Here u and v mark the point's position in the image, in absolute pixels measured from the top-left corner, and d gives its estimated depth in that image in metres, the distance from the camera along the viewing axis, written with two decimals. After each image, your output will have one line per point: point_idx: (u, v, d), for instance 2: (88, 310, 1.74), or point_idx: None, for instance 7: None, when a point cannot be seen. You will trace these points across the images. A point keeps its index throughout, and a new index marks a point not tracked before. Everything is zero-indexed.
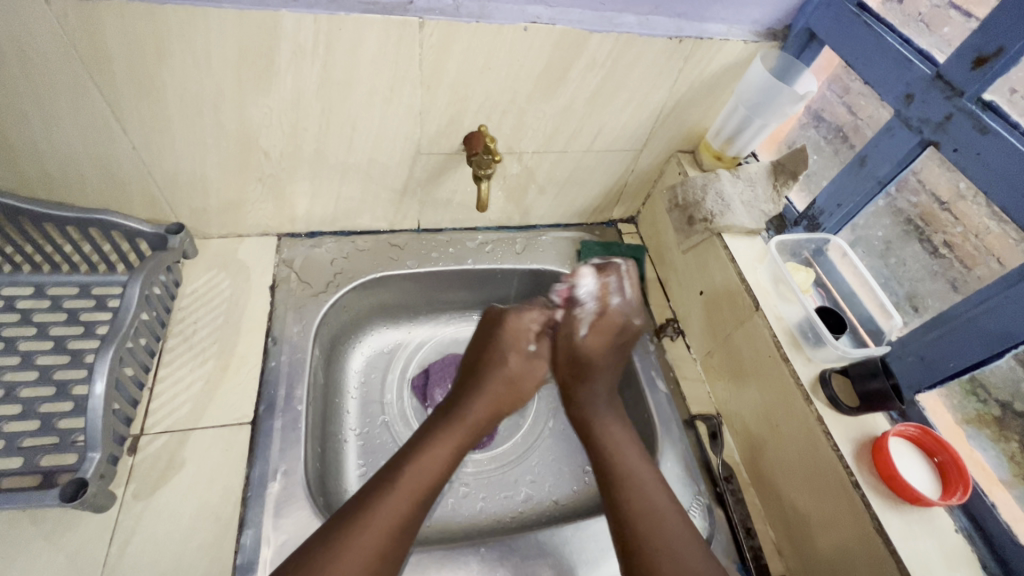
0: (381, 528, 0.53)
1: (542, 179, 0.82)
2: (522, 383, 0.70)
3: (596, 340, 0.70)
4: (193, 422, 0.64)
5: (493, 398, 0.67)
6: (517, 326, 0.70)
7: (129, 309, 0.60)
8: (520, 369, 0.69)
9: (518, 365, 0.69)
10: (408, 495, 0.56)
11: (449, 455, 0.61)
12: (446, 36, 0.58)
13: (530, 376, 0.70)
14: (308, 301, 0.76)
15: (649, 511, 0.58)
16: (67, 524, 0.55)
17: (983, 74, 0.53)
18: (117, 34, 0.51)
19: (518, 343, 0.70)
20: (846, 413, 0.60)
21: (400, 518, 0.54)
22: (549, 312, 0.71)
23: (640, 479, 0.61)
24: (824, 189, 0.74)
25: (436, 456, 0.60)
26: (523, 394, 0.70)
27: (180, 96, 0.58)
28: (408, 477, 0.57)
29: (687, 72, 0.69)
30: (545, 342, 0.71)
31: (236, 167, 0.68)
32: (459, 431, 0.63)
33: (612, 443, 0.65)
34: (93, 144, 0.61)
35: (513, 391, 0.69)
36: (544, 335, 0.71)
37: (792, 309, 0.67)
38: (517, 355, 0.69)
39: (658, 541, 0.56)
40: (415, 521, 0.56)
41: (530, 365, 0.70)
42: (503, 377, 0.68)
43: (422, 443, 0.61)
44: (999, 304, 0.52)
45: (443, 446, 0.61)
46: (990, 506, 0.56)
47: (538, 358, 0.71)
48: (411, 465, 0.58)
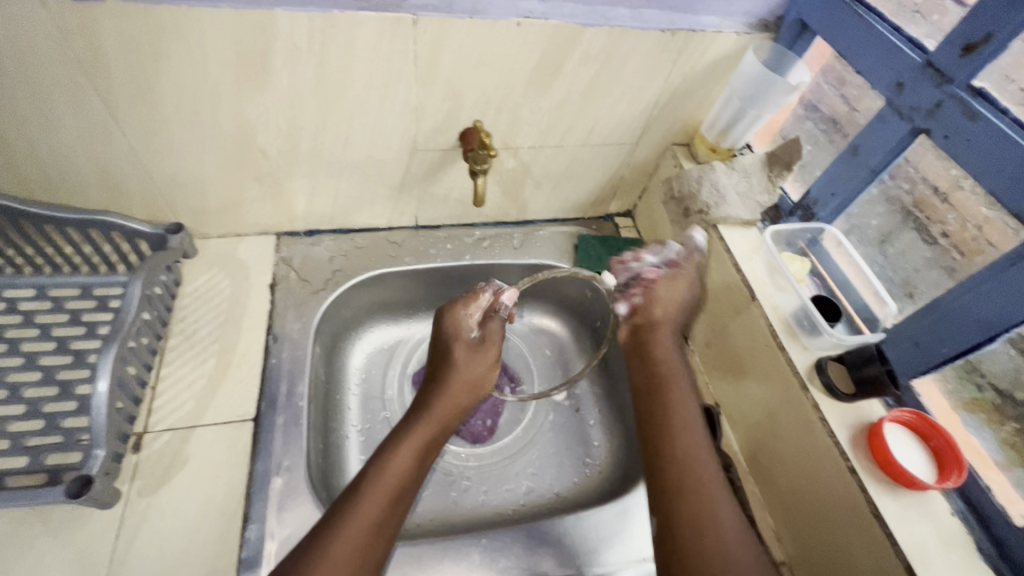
0: (357, 535, 0.52)
1: (538, 174, 0.83)
2: (473, 374, 0.71)
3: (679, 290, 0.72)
4: (196, 420, 0.64)
5: (448, 398, 0.68)
6: (455, 317, 0.73)
7: (130, 308, 0.61)
8: (466, 360, 0.71)
9: (464, 354, 0.71)
10: (378, 501, 0.55)
11: (411, 461, 0.61)
12: (440, 33, 0.59)
13: (483, 366, 0.72)
14: (308, 299, 0.77)
15: (696, 485, 0.57)
16: (73, 521, 0.56)
17: (972, 60, 0.53)
18: (114, 35, 0.51)
19: (461, 334, 0.73)
20: (843, 400, 0.61)
21: (373, 526, 0.54)
22: (492, 298, 0.74)
23: (692, 452, 0.60)
24: (818, 179, 0.74)
25: (401, 461, 0.60)
26: (483, 387, 0.73)
27: (177, 96, 0.58)
28: (384, 484, 0.57)
29: (681, 65, 0.70)
30: (493, 328, 0.75)
31: (232, 165, 0.68)
32: (423, 429, 0.64)
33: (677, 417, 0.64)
34: (91, 145, 0.61)
35: (473, 382, 0.71)
36: (488, 321, 0.75)
37: (787, 298, 0.68)
38: (462, 347, 0.72)
39: (699, 506, 0.56)
40: (392, 526, 0.56)
41: (476, 354, 0.72)
42: (456, 369, 0.70)
43: (385, 449, 0.61)
44: (992, 288, 0.53)
45: (406, 450, 0.61)
46: (985, 489, 0.57)
47: (487, 344, 0.74)
48: (382, 471, 0.58)
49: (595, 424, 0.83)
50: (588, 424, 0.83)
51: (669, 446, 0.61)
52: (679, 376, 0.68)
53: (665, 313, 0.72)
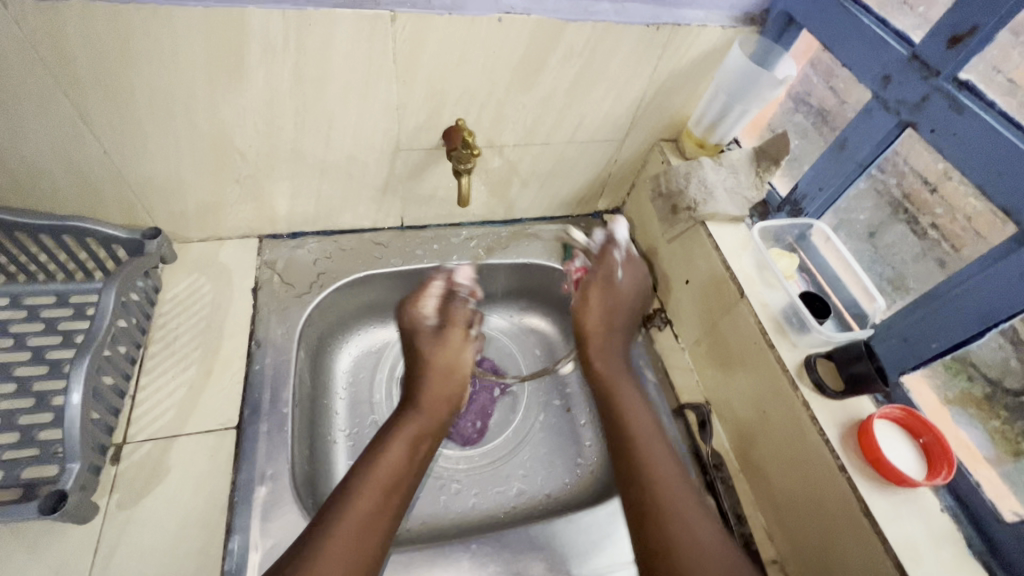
0: (354, 531, 0.52)
1: (525, 172, 0.81)
2: (444, 360, 0.72)
3: (592, 299, 0.75)
4: (177, 429, 0.63)
5: (432, 384, 0.69)
6: (414, 312, 0.74)
7: (106, 316, 0.59)
8: (435, 349, 0.72)
9: (428, 342, 0.72)
10: (373, 495, 0.55)
11: (406, 454, 0.61)
12: (419, 30, 0.58)
13: (452, 349, 0.73)
14: (291, 302, 0.75)
15: (660, 479, 0.59)
16: (50, 537, 0.55)
17: (957, 53, 0.52)
18: (80, 36, 0.50)
19: (421, 328, 0.73)
20: (831, 397, 0.61)
21: (368, 521, 0.53)
22: (439, 286, 0.75)
23: (653, 445, 0.62)
24: (806, 174, 0.73)
25: (392, 458, 0.60)
26: (461, 367, 0.73)
27: (149, 97, 0.57)
28: (378, 481, 0.57)
29: (667, 60, 0.69)
30: (457, 311, 0.76)
31: (210, 168, 0.67)
32: (415, 422, 0.65)
33: (628, 414, 0.66)
34: (62, 150, 0.60)
35: (445, 365, 0.72)
36: (450, 305, 0.76)
37: (776, 295, 0.67)
38: (425, 337, 0.73)
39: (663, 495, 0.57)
40: (389, 523, 0.55)
41: (439, 339, 0.73)
42: (428, 360, 0.71)
43: (375, 447, 0.61)
44: (981, 282, 0.52)
45: (399, 442, 0.61)
46: (975, 484, 0.56)
47: (449, 328, 0.74)
48: (374, 468, 0.58)
49: (586, 423, 0.82)
50: (579, 424, 0.83)
51: (630, 442, 0.63)
52: (624, 381, 0.71)
53: (595, 319, 0.75)
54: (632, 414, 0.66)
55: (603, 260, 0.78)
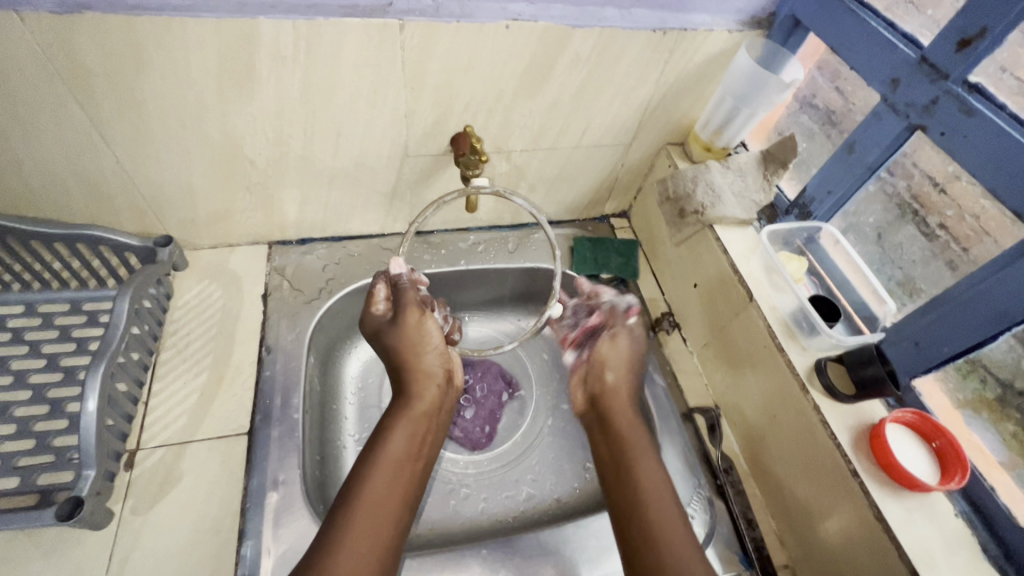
0: (369, 527, 0.53)
1: (532, 177, 0.82)
2: (422, 342, 0.67)
3: (610, 351, 0.71)
4: (189, 435, 0.63)
5: (428, 362, 0.68)
6: (370, 317, 0.68)
7: (119, 323, 0.60)
8: (412, 332, 0.66)
9: (393, 333, 0.66)
10: (381, 492, 0.56)
11: (406, 443, 0.61)
12: (427, 38, 0.58)
13: (411, 334, 0.66)
14: (301, 308, 0.76)
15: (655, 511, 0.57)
16: (65, 542, 0.55)
17: (968, 55, 0.52)
18: (95, 49, 0.50)
19: (378, 326, 0.67)
20: (843, 401, 0.60)
21: (382, 516, 0.54)
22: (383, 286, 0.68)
23: (666, 512, 0.57)
24: (814, 176, 0.73)
25: (393, 448, 0.60)
26: (428, 344, 0.68)
27: (162, 106, 0.57)
28: (383, 475, 0.57)
29: (674, 64, 0.69)
30: (406, 296, 0.66)
31: (220, 176, 0.67)
32: (414, 411, 0.64)
33: (637, 472, 0.61)
34: (76, 160, 0.60)
35: (410, 350, 0.67)
36: (403, 293, 0.67)
37: (785, 299, 0.66)
38: (387, 331, 0.66)
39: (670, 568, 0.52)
40: (399, 512, 0.56)
41: (404, 329, 0.66)
42: (406, 349, 0.66)
43: (376, 440, 0.61)
44: (994, 284, 0.52)
45: (400, 434, 0.61)
46: (989, 488, 0.56)
47: (404, 312, 0.66)
48: (377, 463, 0.58)
49: None
50: None
51: (633, 489, 0.59)
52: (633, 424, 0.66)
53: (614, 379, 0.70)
54: (644, 470, 0.61)
55: (616, 335, 0.72)
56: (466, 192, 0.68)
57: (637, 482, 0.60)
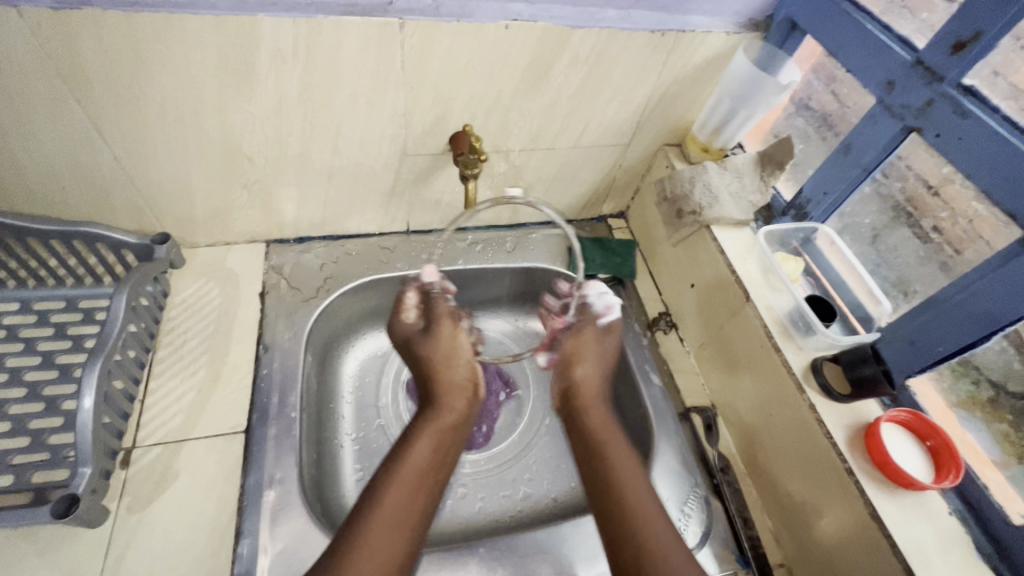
0: (390, 533, 0.53)
1: (530, 177, 0.82)
2: (454, 353, 0.70)
3: (580, 341, 0.72)
4: (186, 433, 0.63)
5: (461, 373, 0.69)
6: (400, 328, 0.70)
7: (116, 320, 0.60)
8: (448, 343, 0.70)
9: (427, 342, 0.69)
10: (404, 498, 0.56)
11: (431, 451, 0.62)
12: (427, 37, 0.58)
13: (445, 343, 0.70)
14: (299, 307, 0.76)
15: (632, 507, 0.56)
16: (60, 541, 0.55)
17: (963, 58, 0.53)
18: (94, 45, 0.50)
19: (411, 336, 0.70)
20: (838, 400, 0.60)
21: (403, 523, 0.54)
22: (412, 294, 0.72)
23: (640, 510, 0.56)
24: (811, 177, 0.74)
25: (417, 455, 0.60)
26: (460, 356, 0.70)
27: (161, 103, 0.57)
28: (405, 481, 0.57)
29: (671, 65, 0.69)
30: (437, 306, 0.71)
31: (218, 174, 0.67)
32: (441, 419, 0.65)
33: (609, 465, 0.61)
34: (74, 157, 0.60)
35: (443, 360, 0.69)
36: (436, 302, 0.71)
37: (781, 299, 0.67)
38: (422, 340, 0.69)
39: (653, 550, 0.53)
40: (421, 518, 0.56)
41: (435, 337, 0.69)
42: (439, 359, 0.69)
43: (399, 447, 0.61)
44: (987, 285, 0.52)
45: (425, 441, 0.62)
46: (983, 487, 0.56)
47: (438, 323, 0.70)
48: (399, 469, 0.58)
49: None
50: None
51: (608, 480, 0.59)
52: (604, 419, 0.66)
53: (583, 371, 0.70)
54: (616, 464, 0.61)
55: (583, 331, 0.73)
56: (497, 201, 0.66)
57: (612, 481, 0.59)
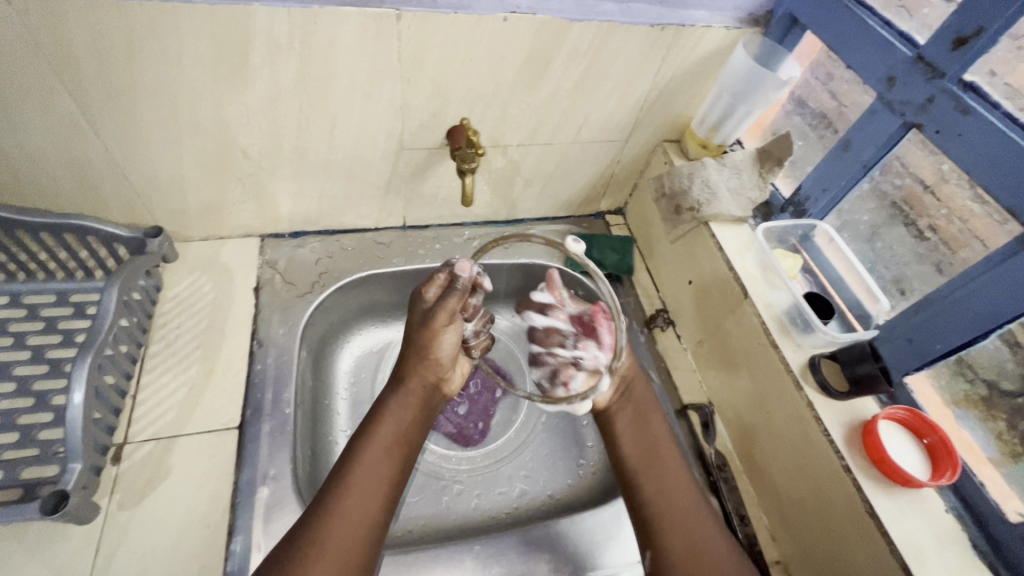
0: (362, 502, 0.53)
1: (528, 172, 0.81)
2: (432, 352, 0.64)
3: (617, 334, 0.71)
4: (178, 429, 0.62)
5: (432, 372, 0.65)
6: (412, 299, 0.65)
7: (107, 315, 0.59)
8: (432, 344, 0.63)
9: (419, 332, 0.63)
10: (375, 468, 0.56)
11: (401, 422, 0.61)
12: (424, 28, 0.57)
13: (432, 340, 0.63)
14: (293, 302, 0.75)
15: (672, 483, 0.60)
16: (50, 538, 0.54)
17: (964, 54, 0.52)
18: (84, 34, 0.49)
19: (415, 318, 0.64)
20: (836, 398, 0.60)
21: (374, 493, 0.55)
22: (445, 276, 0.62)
23: (676, 482, 0.60)
24: (809, 175, 0.74)
25: (388, 426, 0.60)
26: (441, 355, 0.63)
27: (153, 94, 0.56)
28: (375, 452, 0.57)
29: (670, 61, 0.69)
30: (450, 305, 0.60)
31: (212, 166, 0.66)
32: (410, 393, 0.64)
33: (652, 441, 0.63)
34: (64, 148, 0.59)
35: (421, 353, 0.63)
36: (449, 295, 0.60)
37: (779, 296, 0.67)
38: (421, 328, 0.63)
39: (681, 522, 0.57)
40: (392, 488, 0.57)
41: (429, 331, 0.62)
42: (416, 353, 0.64)
43: (371, 419, 0.61)
44: (985, 282, 0.52)
45: (394, 413, 0.61)
46: (980, 485, 0.56)
47: (440, 317, 0.61)
48: (370, 439, 0.58)
49: (589, 424, 0.82)
50: (582, 424, 0.82)
51: (653, 461, 0.62)
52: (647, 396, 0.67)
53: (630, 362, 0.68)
54: (660, 442, 0.63)
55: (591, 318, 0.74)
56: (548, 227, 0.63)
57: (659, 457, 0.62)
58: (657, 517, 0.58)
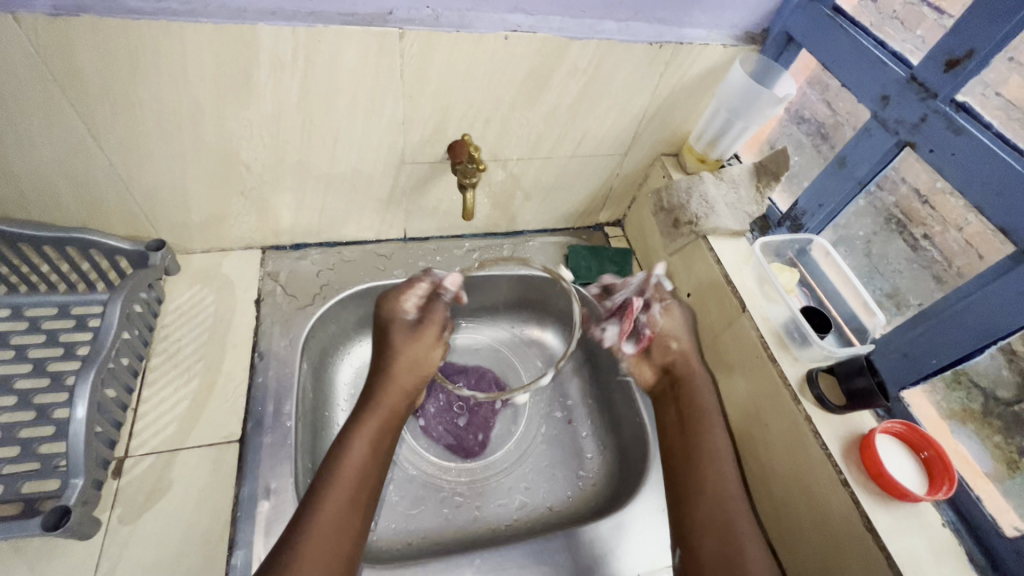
0: (329, 537, 0.54)
1: (527, 185, 0.82)
2: (415, 357, 0.72)
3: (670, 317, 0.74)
4: (179, 443, 0.63)
5: (409, 382, 0.71)
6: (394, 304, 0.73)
7: (109, 329, 0.59)
8: (418, 351, 0.73)
9: (404, 338, 0.72)
10: (341, 500, 0.57)
11: (366, 451, 0.62)
12: (427, 46, 0.58)
13: (421, 346, 0.73)
14: (295, 314, 0.75)
15: (710, 473, 0.64)
16: (51, 552, 0.54)
17: (955, 76, 0.54)
18: (92, 52, 0.50)
19: (396, 326, 0.73)
20: (833, 412, 0.61)
21: (341, 526, 0.56)
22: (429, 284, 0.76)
23: (718, 471, 0.64)
24: (805, 190, 0.75)
25: (354, 457, 0.61)
26: (427, 366, 0.74)
27: (158, 111, 0.57)
28: (342, 485, 0.58)
29: (669, 77, 0.70)
30: (435, 311, 0.76)
31: (215, 181, 0.67)
32: (374, 420, 0.65)
33: (698, 430, 0.68)
34: (68, 163, 0.60)
35: (407, 358, 0.71)
36: (432, 304, 0.76)
37: (777, 309, 0.68)
38: (404, 334, 0.72)
39: (717, 510, 0.61)
40: (360, 518, 0.58)
41: (415, 334, 0.73)
42: (400, 356, 0.71)
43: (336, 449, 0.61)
44: (979, 299, 0.53)
45: (360, 442, 0.62)
46: (975, 499, 0.58)
47: (427, 325, 0.74)
48: (336, 472, 0.59)
49: (588, 435, 0.83)
50: (581, 435, 0.83)
51: (696, 450, 0.66)
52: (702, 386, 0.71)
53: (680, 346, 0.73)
54: (712, 435, 0.67)
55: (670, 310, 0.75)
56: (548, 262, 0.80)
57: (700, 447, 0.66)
58: (694, 505, 0.62)
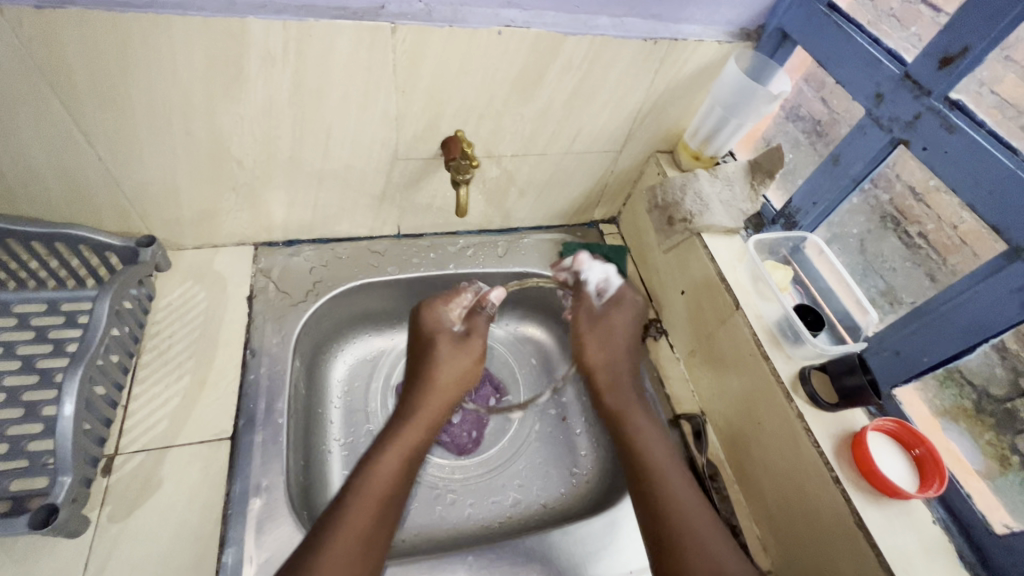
0: (353, 545, 0.55)
1: (522, 181, 0.82)
2: (456, 369, 0.74)
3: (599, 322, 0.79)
4: (170, 440, 0.62)
5: (449, 395, 0.72)
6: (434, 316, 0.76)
7: (98, 326, 0.58)
8: (462, 364, 0.74)
9: (449, 350, 0.74)
10: (367, 511, 0.58)
11: (397, 466, 0.64)
12: (419, 41, 0.58)
13: (468, 356, 0.75)
14: (287, 311, 0.75)
15: (659, 486, 0.63)
16: (40, 550, 0.54)
17: (949, 74, 0.53)
18: (79, 46, 0.49)
19: (441, 336, 0.75)
20: (825, 409, 0.61)
21: (364, 536, 0.56)
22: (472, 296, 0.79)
23: (664, 479, 0.63)
24: (799, 189, 0.75)
25: (385, 467, 0.62)
26: (471, 376, 0.75)
27: (147, 105, 0.56)
28: (370, 496, 0.59)
29: (663, 74, 0.70)
30: (479, 323, 0.78)
31: (205, 176, 0.66)
32: (408, 432, 0.67)
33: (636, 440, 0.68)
34: (57, 157, 0.59)
35: (453, 369, 0.73)
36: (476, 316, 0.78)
37: (771, 308, 0.68)
38: (447, 345, 0.74)
39: (679, 527, 0.59)
40: (382, 531, 0.59)
41: (461, 347, 0.75)
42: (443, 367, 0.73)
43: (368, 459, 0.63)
44: (971, 297, 0.53)
45: (392, 455, 0.64)
46: (966, 497, 0.57)
47: (473, 336, 0.77)
48: (365, 483, 0.60)
49: (583, 432, 0.83)
50: (576, 432, 0.83)
51: (637, 462, 0.66)
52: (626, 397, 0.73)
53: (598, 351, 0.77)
54: (647, 445, 0.67)
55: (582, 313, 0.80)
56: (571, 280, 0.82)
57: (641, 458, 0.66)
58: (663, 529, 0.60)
